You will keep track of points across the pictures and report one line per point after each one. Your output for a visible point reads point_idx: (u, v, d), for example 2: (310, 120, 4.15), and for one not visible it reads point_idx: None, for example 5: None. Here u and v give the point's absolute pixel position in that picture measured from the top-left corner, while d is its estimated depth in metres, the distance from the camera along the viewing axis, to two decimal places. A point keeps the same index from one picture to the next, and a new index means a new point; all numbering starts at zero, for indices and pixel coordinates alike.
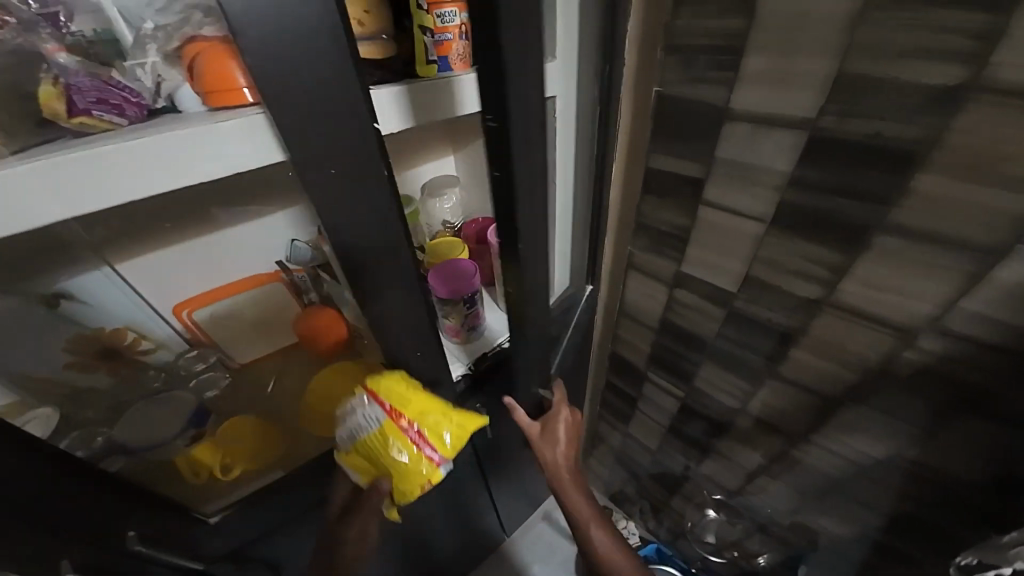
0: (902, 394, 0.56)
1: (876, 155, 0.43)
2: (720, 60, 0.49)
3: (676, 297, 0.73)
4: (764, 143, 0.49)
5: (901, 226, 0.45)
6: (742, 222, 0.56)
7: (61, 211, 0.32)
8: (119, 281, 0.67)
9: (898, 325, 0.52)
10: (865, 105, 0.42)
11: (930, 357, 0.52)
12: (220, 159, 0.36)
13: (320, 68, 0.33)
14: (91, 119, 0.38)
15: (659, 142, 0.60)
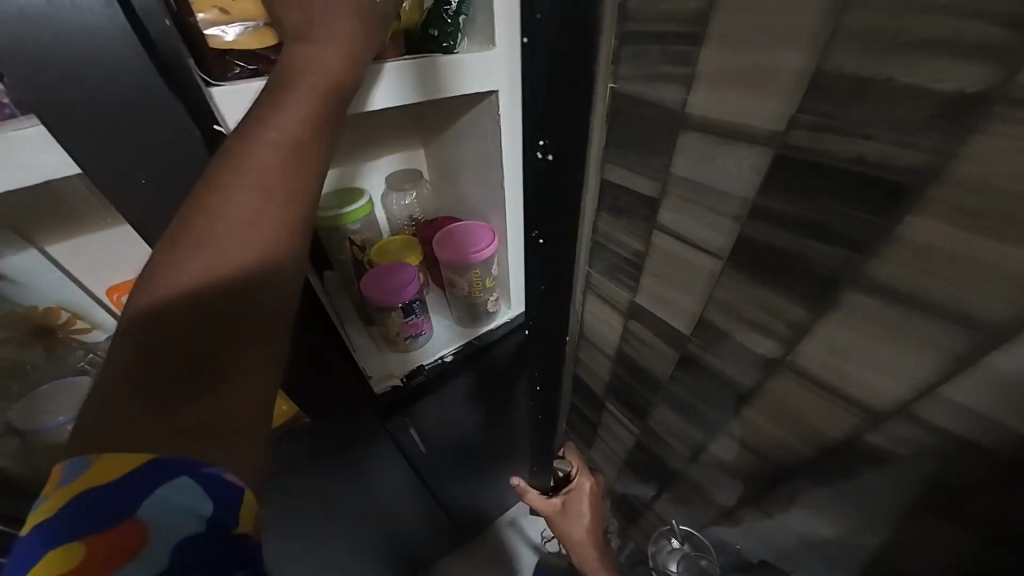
0: (873, 480, 0.46)
1: (855, 186, 0.32)
2: (677, 51, 0.39)
3: (631, 329, 0.64)
4: (722, 162, 0.39)
5: (879, 283, 0.34)
6: (698, 254, 0.47)
7: None
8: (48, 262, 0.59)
9: (872, 401, 0.41)
10: (849, 120, 0.30)
11: (907, 445, 0.41)
12: (19, 168, 0.35)
13: (119, 67, 0.33)
14: None
15: (612, 150, 0.50)
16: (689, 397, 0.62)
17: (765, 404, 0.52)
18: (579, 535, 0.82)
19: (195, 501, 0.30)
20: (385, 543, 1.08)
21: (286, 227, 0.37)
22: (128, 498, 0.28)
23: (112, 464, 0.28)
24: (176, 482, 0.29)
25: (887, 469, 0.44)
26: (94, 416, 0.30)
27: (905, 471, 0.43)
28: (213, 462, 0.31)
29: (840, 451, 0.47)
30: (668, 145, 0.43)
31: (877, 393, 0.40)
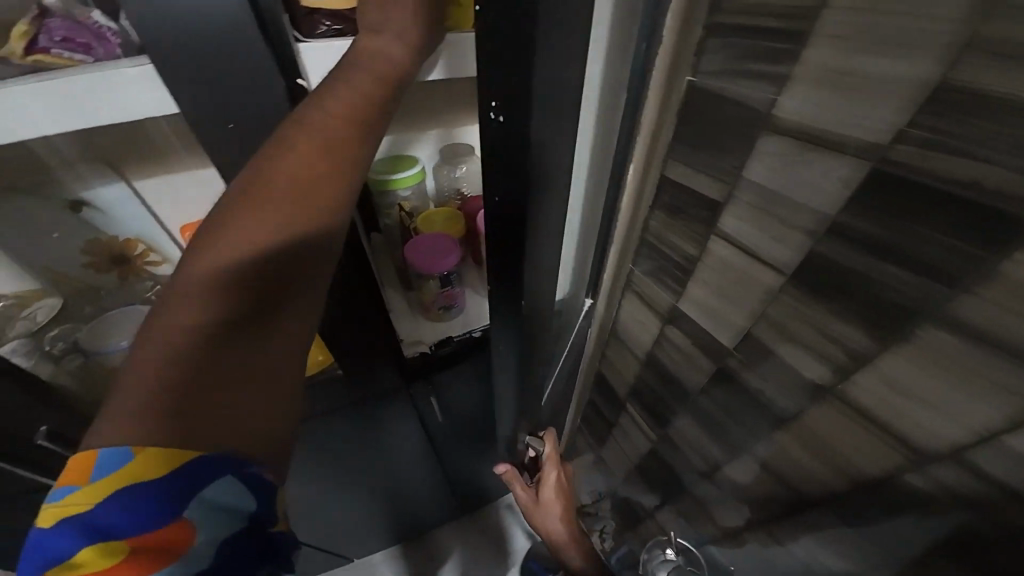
0: (904, 523, 0.44)
1: (954, 212, 0.29)
2: (773, 48, 0.36)
3: (667, 334, 0.62)
4: (804, 171, 0.37)
5: (959, 319, 0.32)
6: (759, 268, 0.44)
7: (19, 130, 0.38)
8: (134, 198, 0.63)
9: (920, 442, 0.39)
10: (965, 139, 0.28)
11: (951, 494, 0.39)
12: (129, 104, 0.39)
13: (215, 14, 0.33)
14: (46, 56, 0.39)
15: (678, 148, 0.48)
16: (715, 411, 0.60)
17: (800, 431, 0.50)
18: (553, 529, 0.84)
19: (239, 499, 0.33)
20: (391, 502, 1.14)
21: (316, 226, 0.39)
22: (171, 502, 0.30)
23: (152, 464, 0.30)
24: (220, 481, 0.32)
25: (924, 516, 0.42)
26: (121, 406, 0.31)
27: (945, 524, 0.40)
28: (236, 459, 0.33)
29: (875, 490, 0.45)
30: (745, 148, 0.41)
31: (929, 435, 0.38)
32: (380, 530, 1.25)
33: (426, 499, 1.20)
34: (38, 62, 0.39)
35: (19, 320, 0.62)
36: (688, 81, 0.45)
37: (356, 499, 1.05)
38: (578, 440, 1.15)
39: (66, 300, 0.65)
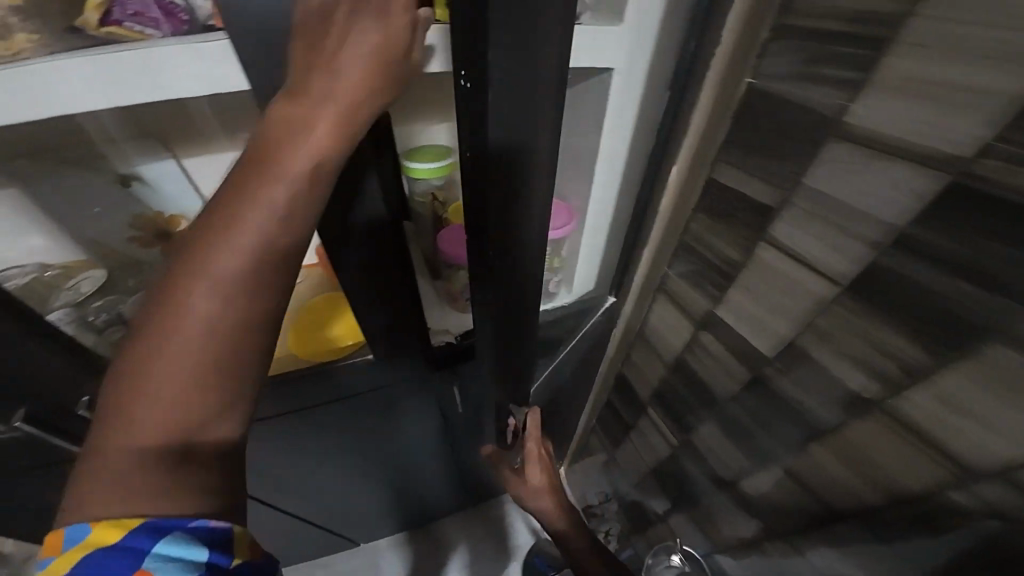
0: (940, 539, 0.44)
1: None
2: (850, 55, 0.35)
3: (700, 339, 0.62)
4: (873, 182, 0.37)
5: None
6: (810, 277, 0.44)
7: (81, 104, 0.38)
8: (181, 175, 0.64)
9: (968, 459, 0.38)
10: None
11: (996, 515, 0.38)
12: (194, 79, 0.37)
13: None
14: (119, 29, 0.38)
15: (732, 152, 0.48)
16: (745, 420, 0.60)
17: (836, 444, 0.49)
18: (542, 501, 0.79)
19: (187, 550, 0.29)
20: (401, 489, 1.15)
21: (257, 288, 0.31)
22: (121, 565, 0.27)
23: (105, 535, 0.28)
24: (165, 539, 0.28)
25: (963, 534, 0.41)
26: (81, 479, 0.29)
27: (987, 544, 0.40)
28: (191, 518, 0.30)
29: (911, 506, 0.45)
30: (808, 155, 0.41)
31: (980, 454, 0.38)
32: (388, 516, 1.26)
33: (435, 488, 1.22)
34: (112, 33, 0.38)
35: (63, 290, 0.63)
36: (746, 82, 0.44)
37: (369, 483, 1.07)
38: (591, 440, 1.15)
39: (110, 273, 0.67)
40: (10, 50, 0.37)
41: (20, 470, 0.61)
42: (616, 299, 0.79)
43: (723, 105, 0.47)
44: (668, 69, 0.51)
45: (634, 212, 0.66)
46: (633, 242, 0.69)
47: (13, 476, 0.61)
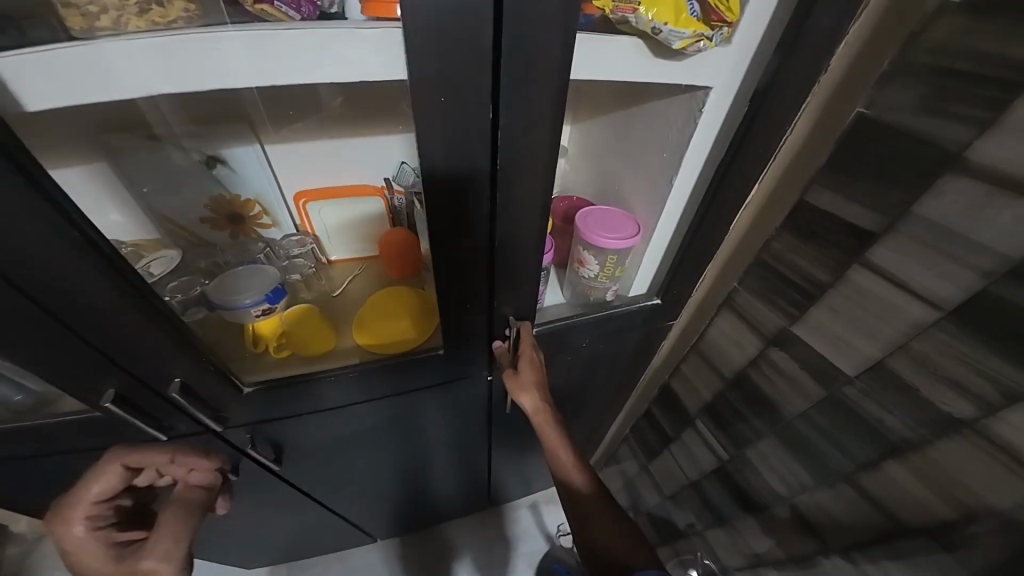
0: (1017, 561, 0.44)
1: None
2: (978, 91, 0.37)
3: (767, 354, 0.63)
4: (995, 210, 0.38)
5: None
6: (908, 301, 0.45)
7: (219, 81, 0.41)
8: (264, 159, 0.66)
9: None
10: None
11: None
12: (339, 64, 0.41)
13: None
14: (270, 9, 0.41)
15: (830, 175, 0.49)
16: (812, 437, 0.60)
17: (913, 463, 0.50)
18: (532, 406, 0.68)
19: None
20: (425, 487, 1.14)
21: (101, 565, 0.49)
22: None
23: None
24: None
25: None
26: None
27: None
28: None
29: (993, 526, 0.45)
30: (921, 183, 0.42)
31: None
32: (407, 514, 1.25)
33: (458, 489, 1.21)
34: (265, 11, 0.41)
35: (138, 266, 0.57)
36: (857, 111, 0.45)
37: (398, 479, 1.06)
38: (621, 450, 1.14)
39: (182, 253, 0.66)
40: (171, 17, 0.40)
41: (96, 442, 0.62)
42: (661, 304, 0.73)
43: (826, 131, 0.49)
44: (753, 89, 0.50)
45: (689, 229, 0.63)
46: (685, 257, 0.65)
47: (88, 448, 0.62)
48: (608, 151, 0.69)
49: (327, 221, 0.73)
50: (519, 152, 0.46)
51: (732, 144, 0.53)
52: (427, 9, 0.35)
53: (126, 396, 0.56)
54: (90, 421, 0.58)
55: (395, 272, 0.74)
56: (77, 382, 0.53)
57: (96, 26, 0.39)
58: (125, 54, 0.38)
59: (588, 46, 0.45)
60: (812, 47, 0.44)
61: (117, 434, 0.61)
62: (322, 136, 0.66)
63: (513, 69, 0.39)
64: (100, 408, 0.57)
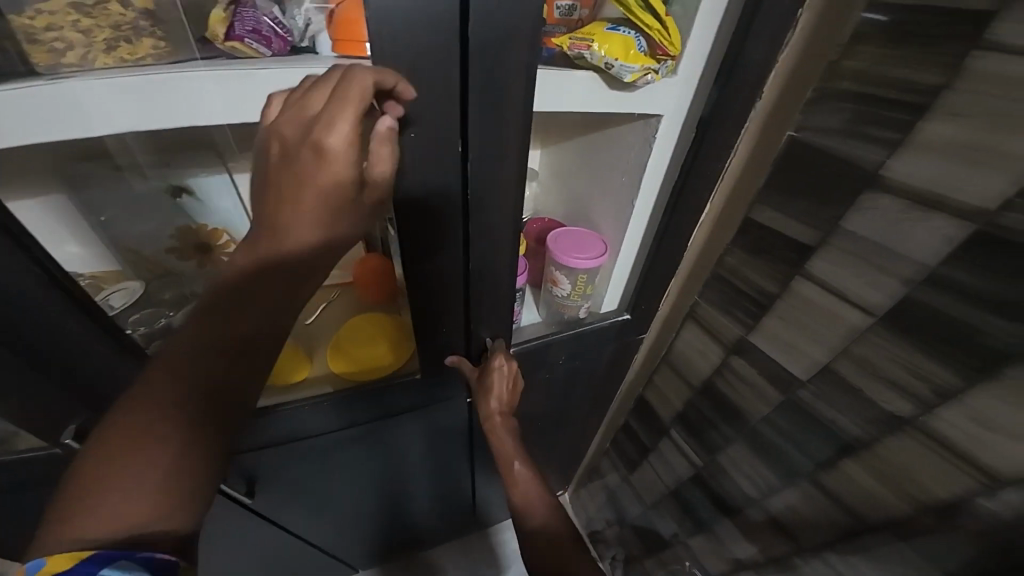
0: (961, 543, 0.48)
1: None
2: (889, 117, 0.42)
3: (729, 364, 0.66)
4: (908, 226, 0.43)
5: None
6: (846, 310, 0.49)
7: (189, 118, 0.42)
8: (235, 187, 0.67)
9: (987, 469, 0.44)
10: None
11: (1015, 516, 0.43)
12: None
13: (419, 39, 0.37)
14: (242, 46, 0.43)
15: (771, 195, 0.53)
16: (775, 441, 0.63)
17: (866, 460, 0.53)
18: (489, 412, 0.68)
19: None
20: (403, 513, 1.10)
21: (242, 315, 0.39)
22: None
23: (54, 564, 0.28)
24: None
25: (993, 541, 0.45)
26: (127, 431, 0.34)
27: (1016, 548, 0.44)
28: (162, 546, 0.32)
29: (943, 517, 0.49)
30: (846, 201, 0.46)
31: (1002, 462, 0.42)
32: (386, 542, 1.20)
33: (440, 513, 1.17)
34: (235, 48, 0.44)
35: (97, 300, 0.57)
36: (789, 135, 0.50)
37: (375, 507, 1.03)
38: (602, 463, 1.15)
39: (146, 285, 0.66)
40: (139, 54, 0.42)
41: (53, 480, 0.59)
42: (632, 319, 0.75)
43: (764, 155, 0.53)
44: (699, 116, 0.54)
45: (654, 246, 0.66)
46: (650, 271, 0.68)
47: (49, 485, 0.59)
48: (572, 174, 0.72)
49: None
50: (485, 180, 0.48)
51: (685, 166, 0.56)
52: (395, 50, 0.37)
53: (90, 432, 0.54)
54: (48, 458, 0.56)
55: (365, 298, 0.73)
56: (40, 417, 0.51)
57: (62, 63, 0.39)
58: (88, 94, 0.39)
59: (548, 81, 0.48)
60: (749, 80, 0.48)
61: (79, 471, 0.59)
62: None
63: (477, 103, 0.42)
64: (61, 444, 0.54)
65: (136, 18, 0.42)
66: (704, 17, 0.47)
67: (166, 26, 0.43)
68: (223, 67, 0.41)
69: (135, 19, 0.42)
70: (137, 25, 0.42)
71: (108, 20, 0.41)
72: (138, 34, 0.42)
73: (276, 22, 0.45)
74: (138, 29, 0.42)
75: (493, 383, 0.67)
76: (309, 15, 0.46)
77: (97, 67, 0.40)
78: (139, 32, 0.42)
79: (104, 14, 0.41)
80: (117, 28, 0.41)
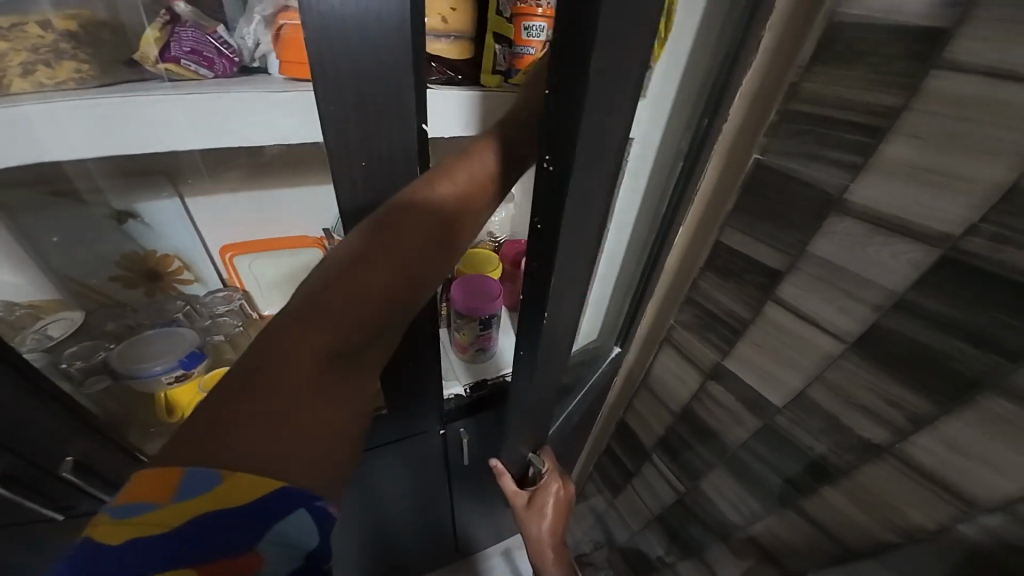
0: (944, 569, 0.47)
1: (1011, 291, 0.35)
2: (852, 140, 0.41)
3: (707, 388, 0.65)
4: (874, 252, 0.42)
5: (1014, 388, 0.37)
6: (817, 335, 0.49)
7: (154, 143, 0.43)
8: (184, 213, 0.64)
9: (964, 495, 0.43)
10: (1019, 232, 0.34)
11: (995, 542, 0.42)
12: (260, 128, 0.43)
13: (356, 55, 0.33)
14: (177, 67, 0.42)
15: (740, 219, 0.52)
16: (756, 468, 0.62)
17: (847, 487, 0.52)
18: (539, 536, 0.67)
19: (301, 536, 0.30)
20: (380, 548, 1.04)
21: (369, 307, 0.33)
22: (216, 534, 0.28)
23: (236, 490, 0.28)
24: (291, 518, 0.30)
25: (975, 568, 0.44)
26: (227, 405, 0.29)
27: None
28: (325, 495, 0.31)
29: (925, 544, 0.48)
30: (813, 225, 0.46)
31: (978, 488, 0.42)
32: None
33: (419, 545, 1.11)
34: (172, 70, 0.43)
35: (29, 332, 0.53)
36: (755, 158, 0.48)
37: (348, 544, 0.96)
38: (587, 487, 1.11)
39: (87, 315, 0.60)
40: (59, 78, 0.41)
41: None
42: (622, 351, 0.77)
43: (732, 180, 0.51)
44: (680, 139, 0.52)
45: (641, 266, 0.64)
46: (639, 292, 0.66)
47: None
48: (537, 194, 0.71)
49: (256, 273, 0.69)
50: None
51: (680, 180, 0.53)
52: (337, 73, 0.33)
53: (11, 475, 0.48)
54: None
55: None
56: None
57: None
58: (43, 118, 0.39)
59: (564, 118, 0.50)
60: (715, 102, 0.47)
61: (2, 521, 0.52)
62: (258, 192, 0.65)
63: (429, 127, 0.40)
64: None
65: (56, 41, 0.43)
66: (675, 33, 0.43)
67: (87, 48, 0.44)
68: (176, 87, 0.42)
69: (55, 41, 0.43)
70: (57, 48, 0.43)
71: (25, 42, 0.41)
72: (58, 57, 0.42)
73: (222, 41, 0.44)
74: (58, 52, 0.42)
75: (543, 502, 0.66)
76: (258, 33, 0.44)
77: (13, 92, 0.39)
78: (59, 54, 0.42)
79: (20, 36, 0.41)
80: (34, 51, 0.41)
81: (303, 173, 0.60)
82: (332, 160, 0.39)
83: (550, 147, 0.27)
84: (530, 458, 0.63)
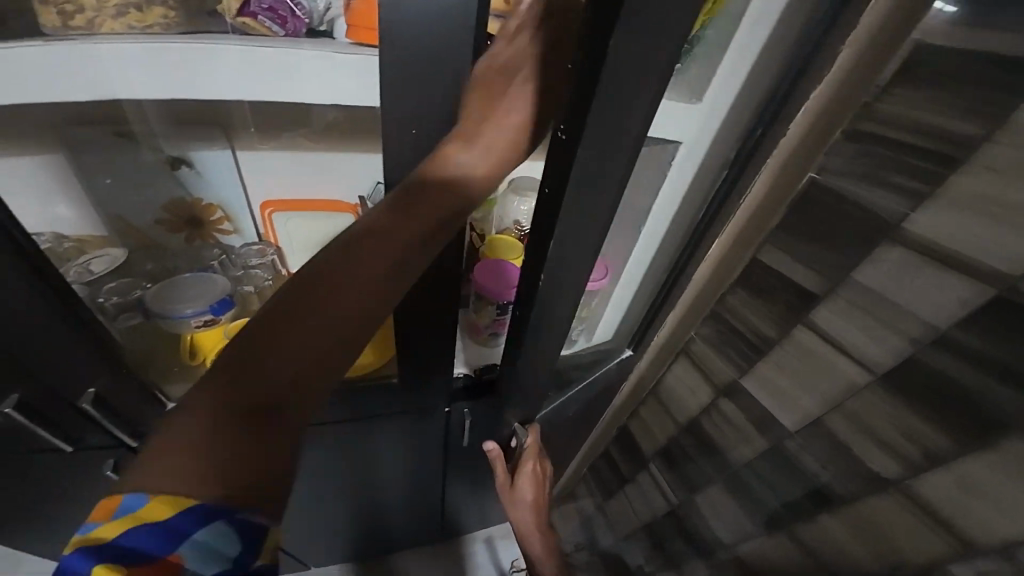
0: None
1: None
2: (919, 166, 0.40)
3: (717, 404, 0.64)
4: (919, 284, 0.41)
5: None
6: (844, 363, 0.48)
7: (218, 91, 0.45)
8: (234, 167, 0.65)
9: (972, 540, 0.42)
10: None
11: None
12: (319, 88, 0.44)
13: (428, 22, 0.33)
14: (254, 22, 0.44)
15: (780, 237, 0.51)
16: (756, 488, 0.61)
17: (847, 518, 0.51)
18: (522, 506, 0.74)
19: (225, 541, 0.29)
20: (368, 517, 1.06)
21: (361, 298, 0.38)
22: (138, 554, 0.28)
23: (161, 505, 0.29)
24: (211, 525, 0.29)
25: None
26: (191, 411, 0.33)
27: None
28: (249, 506, 0.30)
29: None
30: (861, 251, 0.44)
31: (987, 536, 0.41)
32: (348, 544, 1.15)
33: (406, 520, 1.13)
34: (247, 24, 0.44)
35: (73, 264, 0.56)
36: (810, 176, 0.47)
37: (339, 509, 0.99)
38: (579, 488, 1.11)
39: (130, 254, 0.63)
40: (148, 22, 0.43)
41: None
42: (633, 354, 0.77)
43: (783, 195, 0.50)
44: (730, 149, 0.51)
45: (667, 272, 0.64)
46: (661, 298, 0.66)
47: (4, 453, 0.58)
48: None
49: (290, 233, 0.70)
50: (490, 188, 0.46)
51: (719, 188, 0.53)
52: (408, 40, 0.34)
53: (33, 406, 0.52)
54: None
55: None
56: None
57: (68, 25, 0.41)
58: (122, 56, 0.41)
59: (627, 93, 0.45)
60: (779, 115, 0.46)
61: (17, 442, 0.57)
62: (305, 151, 0.65)
63: None
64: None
65: None
66: (739, 41, 0.44)
67: None
68: (243, 40, 0.43)
69: None
70: None
71: None
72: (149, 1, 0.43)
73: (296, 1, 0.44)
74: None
75: (522, 481, 0.72)
76: None
77: (104, 32, 0.41)
78: None
79: None
80: None
81: (348, 141, 0.61)
82: (388, 127, 0.40)
83: (566, 118, 0.32)
84: (516, 429, 0.71)
